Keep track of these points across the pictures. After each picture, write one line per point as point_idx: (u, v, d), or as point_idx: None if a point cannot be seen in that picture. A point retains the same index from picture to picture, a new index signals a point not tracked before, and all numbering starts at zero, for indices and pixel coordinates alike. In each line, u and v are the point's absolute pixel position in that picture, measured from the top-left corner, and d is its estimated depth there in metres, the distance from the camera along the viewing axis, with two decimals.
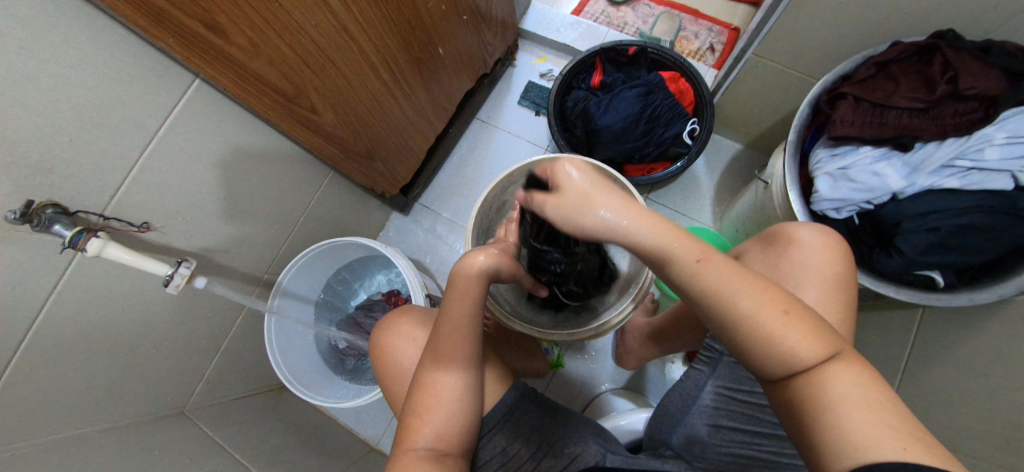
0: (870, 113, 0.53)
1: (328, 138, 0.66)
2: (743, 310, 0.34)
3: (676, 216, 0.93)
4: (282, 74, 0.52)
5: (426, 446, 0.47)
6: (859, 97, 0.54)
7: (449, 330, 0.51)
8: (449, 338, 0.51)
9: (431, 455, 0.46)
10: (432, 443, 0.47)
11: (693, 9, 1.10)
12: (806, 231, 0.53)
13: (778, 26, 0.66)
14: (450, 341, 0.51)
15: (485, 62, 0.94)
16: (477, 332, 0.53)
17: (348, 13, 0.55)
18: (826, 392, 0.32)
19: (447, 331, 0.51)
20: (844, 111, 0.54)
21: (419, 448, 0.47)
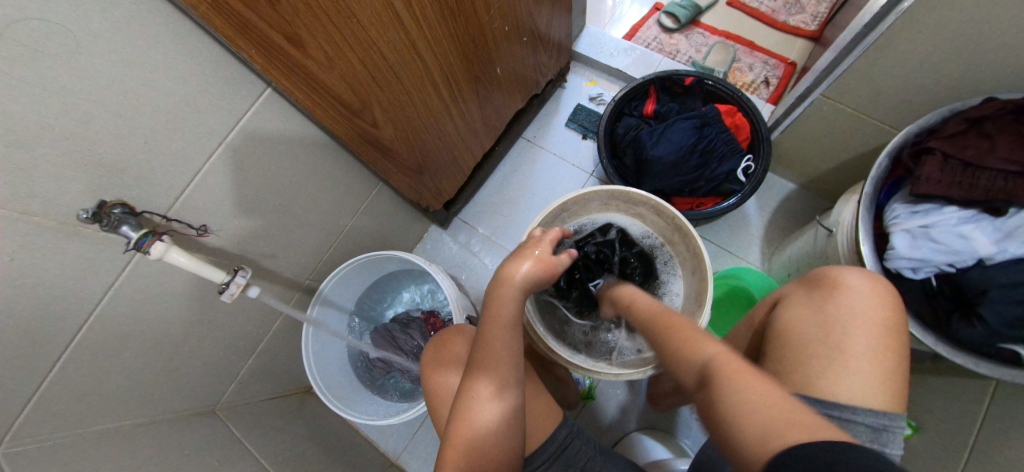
0: (960, 172, 0.50)
1: (384, 151, 0.65)
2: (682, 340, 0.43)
3: (721, 253, 0.90)
4: (350, 89, 0.52)
5: None
6: (948, 154, 0.51)
7: (495, 345, 0.47)
8: (494, 350, 0.48)
9: None
10: None
11: (749, 40, 1.08)
12: (854, 276, 0.53)
13: (855, 70, 0.63)
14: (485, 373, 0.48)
15: (537, 82, 0.93)
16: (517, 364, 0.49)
17: (417, 30, 0.55)
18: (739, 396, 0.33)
19: (491, 347, 0.48)
20: (930, 168, 0.51)
21: None
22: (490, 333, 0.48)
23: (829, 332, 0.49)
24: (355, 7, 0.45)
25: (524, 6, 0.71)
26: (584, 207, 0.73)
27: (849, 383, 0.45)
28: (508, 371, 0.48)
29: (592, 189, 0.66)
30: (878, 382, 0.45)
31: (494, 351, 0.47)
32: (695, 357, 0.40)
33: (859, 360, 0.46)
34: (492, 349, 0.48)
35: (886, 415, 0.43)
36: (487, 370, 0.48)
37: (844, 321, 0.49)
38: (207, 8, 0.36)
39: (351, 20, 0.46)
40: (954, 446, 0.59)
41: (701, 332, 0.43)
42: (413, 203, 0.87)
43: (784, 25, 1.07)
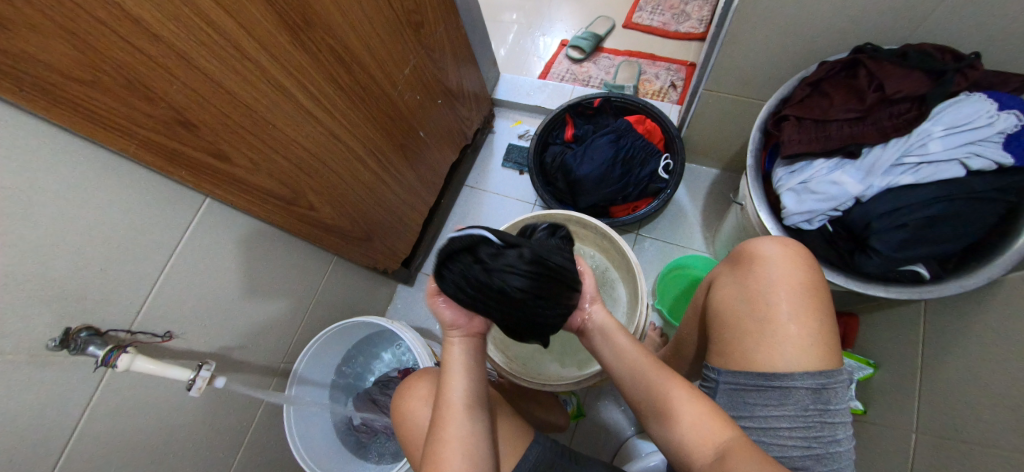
0: (813, 129, 0.57)
1: (328, 229, 0.71)
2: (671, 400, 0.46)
3: (669, 248, 0.95)
4: (280, 183, 0.60)
5: None
6: (800, 117, 0.58)
7: (449, 429, 0.50)
8: (450, 433, 0.49)
9: None
10: None
11: (650, 54, 1.18)
12: (767, 245, 0.51)
13: (720, 62, 0.72)
14: (451, 407, 0.51)
15: (465, 134, 1.03)
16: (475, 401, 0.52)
17: (332, 120, 0.64)
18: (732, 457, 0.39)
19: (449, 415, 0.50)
20: (790, 132, 0.58)
21: None
22: (444, 420, 0.51)
23: (760, 300, 0.48)
24: (266, 114, 0.55)
25: (428, 79, 0.82)
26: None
27: (785, 352, 0.45)
28: (468, 446, 0.49)
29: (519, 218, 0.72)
30: (811, 342, 0.44)
31: (451, 433, 0.49)
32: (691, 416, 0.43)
33: (788, 327, 0.45)
34: (448, 438, 0.49)
35: (823, 374, 0.44)
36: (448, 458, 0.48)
37: (777, 301, 0.47)
38: (137, 148, 0.45)
39: (267, 127, 0.55)
40: (909, 373, 0.62)
41: (692, 395, 0.45)
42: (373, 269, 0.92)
43: (677, 33, 1.19)
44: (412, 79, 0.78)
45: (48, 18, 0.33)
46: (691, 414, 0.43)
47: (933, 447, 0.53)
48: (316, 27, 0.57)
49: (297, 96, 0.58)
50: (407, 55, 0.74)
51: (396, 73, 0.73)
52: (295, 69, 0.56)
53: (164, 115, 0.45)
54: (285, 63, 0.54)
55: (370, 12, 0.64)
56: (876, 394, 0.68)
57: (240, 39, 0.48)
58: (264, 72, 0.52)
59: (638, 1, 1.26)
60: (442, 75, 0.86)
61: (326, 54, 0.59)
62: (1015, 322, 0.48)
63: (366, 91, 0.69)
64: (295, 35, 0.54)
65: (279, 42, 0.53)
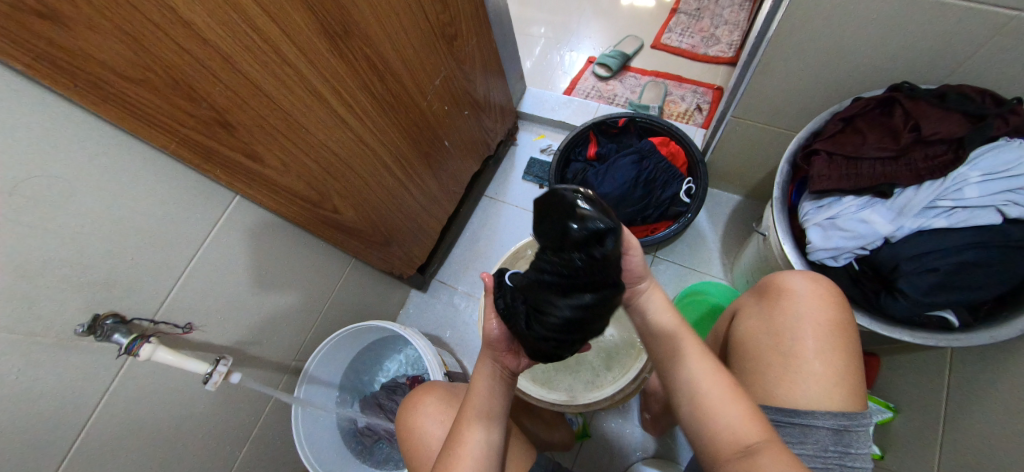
0: (844, 166, 0.57)
1: (349, 231, 0.72)
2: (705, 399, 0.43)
3: (686, 272, 0.94)
4: (308, 184, 0.61)
5: None
6: (830, 152, 0.58)
7: (467, 432, 0.50)
8: (468, 439, 0.50)
9: None
10: None
11: (677, 75, 1.18)
12: (796, 279, 0.50)
13: (750, 90, 0.72)
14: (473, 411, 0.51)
15: (488, 145, 1.04)
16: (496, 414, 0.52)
17: (361, 126, 0.65)
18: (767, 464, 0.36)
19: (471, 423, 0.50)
20: (820, 166, 0.58)
21: None
22: (463, 425, 0.50)
23: (786, 330, 0.47)
24: (300, 117, 0.56)
25: (457, 91, 0.83)
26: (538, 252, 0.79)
27: (804, 389, 0.44)
28: (485, 455, 0.49)
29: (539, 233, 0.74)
30: (835, 382, 0.43)
31: (468, 440, 0.49)
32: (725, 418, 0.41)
33: (812, 364, 0.44)
34: (466, 443, 0.49)
35: (845, 415, 0.42)
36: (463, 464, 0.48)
37: (801, 336, 0.46)
38: (176, 145, 0.46)
39: (299, 129, 0.57)
40: (932, 421, 0.60)
41: (731, 394, 0.42)
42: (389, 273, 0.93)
43: (705, 56, 1.19)
44: (442, 90, 0.79)
45: (108, 20, 0.35)
46: (728, 416, 0.41)
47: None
48: (355, 35, 0.58)
49: (331, 101, 0.59)
50: (438, 66, 0.76)
51: (427, 83, 0.74)
52: (331, 76, 0.57)
53: (205, 115, 0.46)
54: (322, 70, 0.56)
55: (406, 24, 0.65)
56: (895, 440, 0.66)
57: (282, 45, 0.50)
58: (302, 78, 0.54)
59: (668, 23, 1.26)
60: (470, 87, 0.87)
61: (362, 62, 0.61)
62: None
63: (397, 99, 0.70)
64: (334, 42, 0.55)
65: (318, 49, 0.54)
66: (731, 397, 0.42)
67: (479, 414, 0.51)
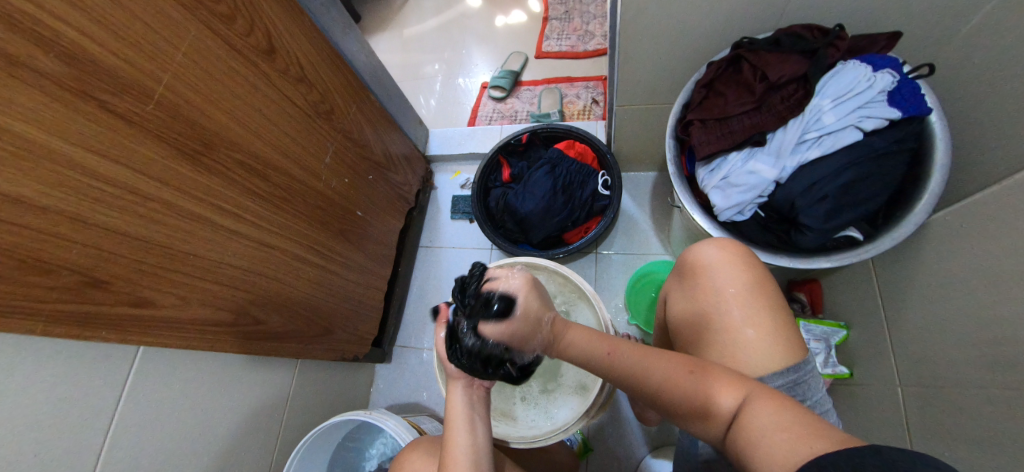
0: (718, 128, 0.60)
1: (283, 336, 0.68)
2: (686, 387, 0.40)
3: (629, 258, 0.96)
4: (218, 307, 0.58)
5: None
6: (703, 119, 0.61)
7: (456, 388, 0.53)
8: (454, 398, 0.53)
9: None
10: None
11: (566, 77, 1.24)
12: (707, 251, 0.52)
13: (623, 80, 0.75)
14: (455, 421, 0.51)
15: (406, 199, 1.03)
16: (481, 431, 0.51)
17: (258, 230, 0.63)
18: (758, 422, 0.34)
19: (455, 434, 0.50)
20: (698, 136, 0.61)
21: None
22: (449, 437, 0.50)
23: (721, 298, 0.48)
24: (184, 246, 0.53)
25: (353, 161, 0.83)
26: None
27: (747, 358, 0.44)
28: (473, 411, 0.52)
29: None
30: (771, 342, 0.44)
31: (456, 395, 0.53)
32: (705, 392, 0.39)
33: (745, 332, 0.45)
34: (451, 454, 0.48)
35: (791, 369, 0.43)
36: (456, 421, 0.51)
37: (730, 304, 0.47)
38: (45, 325, 0.42)
39: (186, 257, 0.53)
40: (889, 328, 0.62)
41: (702, 371, 0.40)
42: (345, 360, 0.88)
43: (586, 52, 1.25)
44: (337, 165, 0.78)
45: None
46: (707, 389, 0.39)
47: (937, 397, 0.53)
48: (219, 146, 0.56)
49: (215, 218, 0.56)
50: (323, 145, 0.75)
51: (317, 164, 0.73)
52: (206, 193, 0.55)
53: (70, 281, 0.43)
54: (193, 191, 0.53)
55: (271, 117, 0.64)
56: (860, 355, 0.69)
57: (139, 183, 0.47)
58: (173, 206, 0.51)
59: (544, 31, 1.31)
60: (366, 152, 0.87)
61: (237, 169, 0.59)
62: (986, 258, 0.50)
63: (287, 191, 0.68)
64: (197, 161, 0.53)
65: (180, 172, 0.52)
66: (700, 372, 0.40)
67: (467, 421, 0.51)
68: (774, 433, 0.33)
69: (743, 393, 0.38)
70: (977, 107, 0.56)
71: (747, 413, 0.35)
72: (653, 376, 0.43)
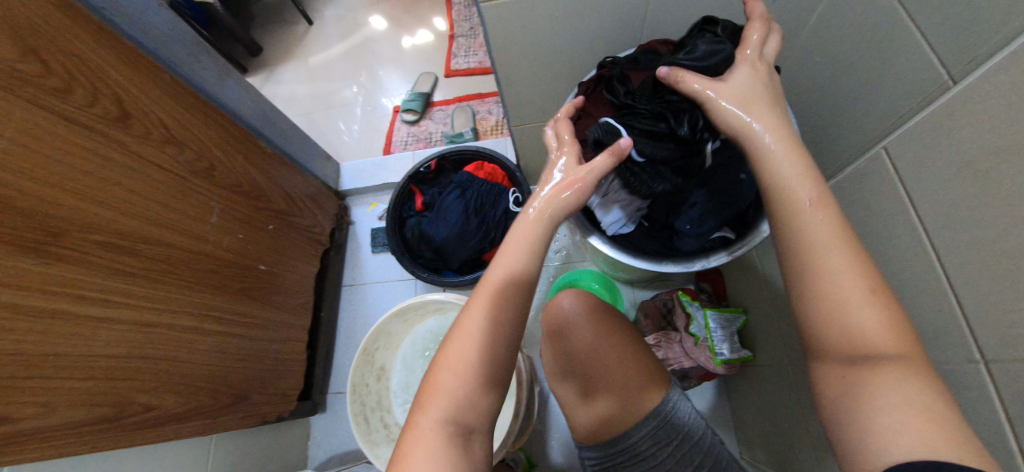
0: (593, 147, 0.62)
1: (187, 414, 0.65)
2: (835, 304, 0.37)
3: (551, 268, 0.98)
4: (98, 404, 0.53)
5: (435, 426, 0.40)
6: (579, 140, 0.62)
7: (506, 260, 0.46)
8: (496, 282, 0.45)
9: (443, 435, 0.40)
10: (443, 422, 0.41)
11: (476, 93, 1.26)
12: (567, 308, 0.65)
13: (510, 102, 0.76)
14: (467, 316, 0.44)
15: (319, 240, 1.00)
16: (507, 338, 0.44)
17: (137, 311, 0.59)
18: (884, 393, 0.34)
19: (467, 321, 0.44)
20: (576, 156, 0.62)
21: (426, 428, 0.40)
22: (466, 320, 0.44)
23: (596, 359, 0.61)
24: (44, 348, 0.48)
25: (246, 215, 0.79)
26: (390, 336, 0.74)
27: (623, 401, 0.58)
28: (501, 306, 0.44)
29: (378, 322, 0.67)
30: (636, 381, 0.59)
31: (492, 279, 0.45)
32: (856, 324, 0.36)
33: (615, 378, 0.59)
34: (458, 351, 0.43)
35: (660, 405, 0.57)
36: (489, 294, 0.45)
37: (771, 147, 0.43)
38: None
39: (48, 359, 0.49)
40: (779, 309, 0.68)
41: (874, 297, 0.36)
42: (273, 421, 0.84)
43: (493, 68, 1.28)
44: (226, 223, 0.75)
45: None
46: (857, 327, 0.36)
47: None
48: (74, 231, 0.52)
49: (76, 309, 0.52)
50: (207, 205, 0.71)
51: (202, 227, 0.70)
52: (63, 285, 0.51)
53: None
54: (47, 287, 0.49)
55: (137, 188, 0.60)
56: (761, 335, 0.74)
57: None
58: (24, 309, 0.46)
59: (450, 49, 1.32)
60: (261, 203, 0.84)
61: (100, 252, 0.55)
62: None
63: (167, 262, 0.64)
64: (45, 254, 0.49)
65: (26, 271, 0.47)
66: (875, 299, 0.36)
67: (490, 311, 0.44)
68: (896, 410, 0.33)
69: (903, 352, 0.35)
70: (809, 105, 0.63)
71: (885, 371, 0.35)
72: (830, 246, 0.38)
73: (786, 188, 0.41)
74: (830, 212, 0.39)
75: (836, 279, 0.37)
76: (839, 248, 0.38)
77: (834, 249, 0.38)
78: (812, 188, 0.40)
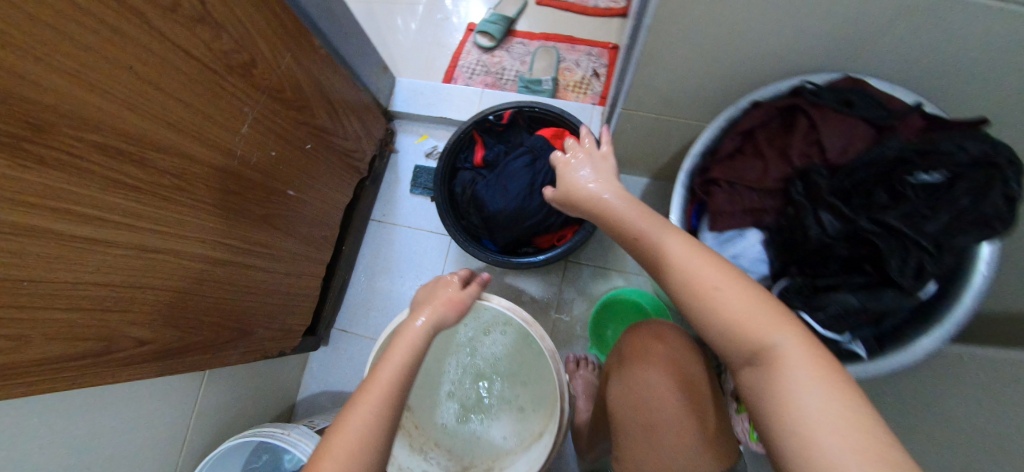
0: (747, 198, 0.46)
1: (182, 351, 0.57)
2: (734, 327, 0.36)
3: (602, 273, 0.88)
4: (75, 340, 0.44)
5: None
6: (731, 181, 0.47)
7: (380, 376, 0.46)
8: (384, 370, 0.47)
9: None
10: None
11: (568, 35, 1.05)
12: (649, 340, 0.58)
13: (639, 83, 0.59)
14: (369, 384, 0.46)
15: (357, 167, 0.86)
16: (398, 405, 0.45)
17: (134, 235, 0.47)
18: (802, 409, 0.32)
19: (352, 404, 0.44)
20: (718, 199, 0.47)
21: None
22: (354, 398, 0.45)
23: (654, 406, 0.53)
24: (22, 272, 0.37)
25: (283, 129, 0.65)
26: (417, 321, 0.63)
27: (669, 460, 0.51)
28: (397, 386, 0.46)
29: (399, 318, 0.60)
30: (693, 450, 0.50)
31: (387, 365, 0.47)
32: (759, 343, 0.35)
33: (666, 435, 0.52)
34: (349, 417, 0.43)
35: None
36: (376, 387, 0.45)
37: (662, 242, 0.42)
38: None
39: (30, 289, 0.39)
40: None
41: (767, 313, 0.36)
42: (279, 354, 0.78)
43: (596, 9, 1.06)
44: (257, 136, 0.61)
45: None
46: (768, 348, 0.35)
47: None
48: (80, 121, 0.38)
49: (70, 229, 0.40)
50: (237, 111, 0.57)
51: (226, 139, 0.56)
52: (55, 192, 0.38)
53: None
54: (40, 202, 0.37)
55: (158, 81, 0.45)
56: None
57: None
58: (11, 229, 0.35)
59: None
60: (305, 117, 0.69)
61: (96, 157, 0.41)
62: None
63: (180, 180, 0.51)
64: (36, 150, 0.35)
65: (15, 179, 0.34)
66: (764, 314, 0.36)
67: (379, 394, 0.44)
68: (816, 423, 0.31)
69: (798, 346, 0.34)
70: None
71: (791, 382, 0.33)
72: (701, 290, 0.38)
73: (665, 263, 0.41)
74: (709, 271, 0.39)
75: (734, 307, 0.36)
76: (703, 291, 0.38)
77: (711, 299, 0.37)
78: (694, 259, 0.39)
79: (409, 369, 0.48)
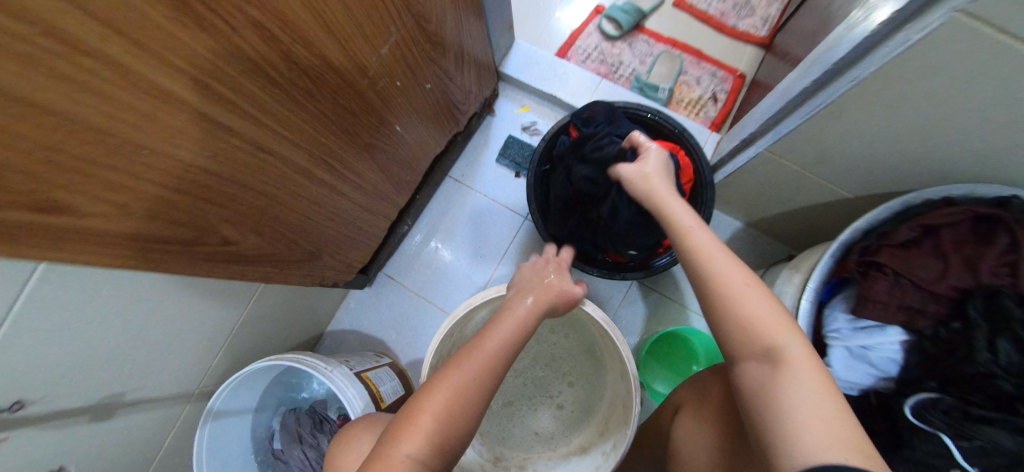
0: (909, 292, 0.48)
1: (253, 260, 0.53)
2: (733, 299, 0.44)
3: (664, 302, 0.89)
4: (174, 224, 0.39)
5: (410, 456, 0.40)
6: (899, 274, 0.48)
7: (475, 353, 0.46)
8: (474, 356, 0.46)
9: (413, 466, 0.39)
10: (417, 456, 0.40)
11: (697, 49, 1.00)
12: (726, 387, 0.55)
13: (803, 133, 0.57)
14: (467, 362, 0.45)
15: (456, 119, 0.83)
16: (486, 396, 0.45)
17: (261, 130, 0.42)
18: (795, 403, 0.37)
19: (442, 381, 0.44)
20: (880, 288, 0.49)
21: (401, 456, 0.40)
22: (444, 373, 0.45)
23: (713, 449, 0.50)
24: (170, 139, 0.33)
25: (414, 60, 0.60)
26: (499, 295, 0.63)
27: None
28: (490, 378, 0.45)
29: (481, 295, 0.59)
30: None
31: (481, 350, 0.46)
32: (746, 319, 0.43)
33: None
34: (440, 390, 0.43)
35: None
36: (467, 369, 0.45)
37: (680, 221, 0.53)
38: None
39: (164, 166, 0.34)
40: None
41: (755, 288, 0.45)
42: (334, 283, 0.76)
43: (734, 30, 0.99)
44: (394, 60, 0.56)
45: None
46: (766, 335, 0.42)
47: None
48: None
49: (215, 111, 0.35)
50: (384, 27, 0.51)
51: (370, 55, 0.52)
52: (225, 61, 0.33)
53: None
54: (206, 69, 0.32)
55: None
56: None
57: (146, 62, 0.27)
58: (176, 97, 0.31)
59: None
60: (435, 53, 0.64)
61: (252, 35, 0.34)
62: None
63: (316, 82, 0.46)
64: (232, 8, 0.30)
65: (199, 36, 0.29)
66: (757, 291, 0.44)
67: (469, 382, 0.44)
68: (809, 411, 0.37)
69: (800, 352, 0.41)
70: None
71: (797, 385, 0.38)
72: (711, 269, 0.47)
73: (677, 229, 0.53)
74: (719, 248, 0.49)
75: (727, 270, 0.46)
76: (718, 272, 0.46)
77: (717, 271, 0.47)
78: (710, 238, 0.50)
79: (500, 362, 0.47)
